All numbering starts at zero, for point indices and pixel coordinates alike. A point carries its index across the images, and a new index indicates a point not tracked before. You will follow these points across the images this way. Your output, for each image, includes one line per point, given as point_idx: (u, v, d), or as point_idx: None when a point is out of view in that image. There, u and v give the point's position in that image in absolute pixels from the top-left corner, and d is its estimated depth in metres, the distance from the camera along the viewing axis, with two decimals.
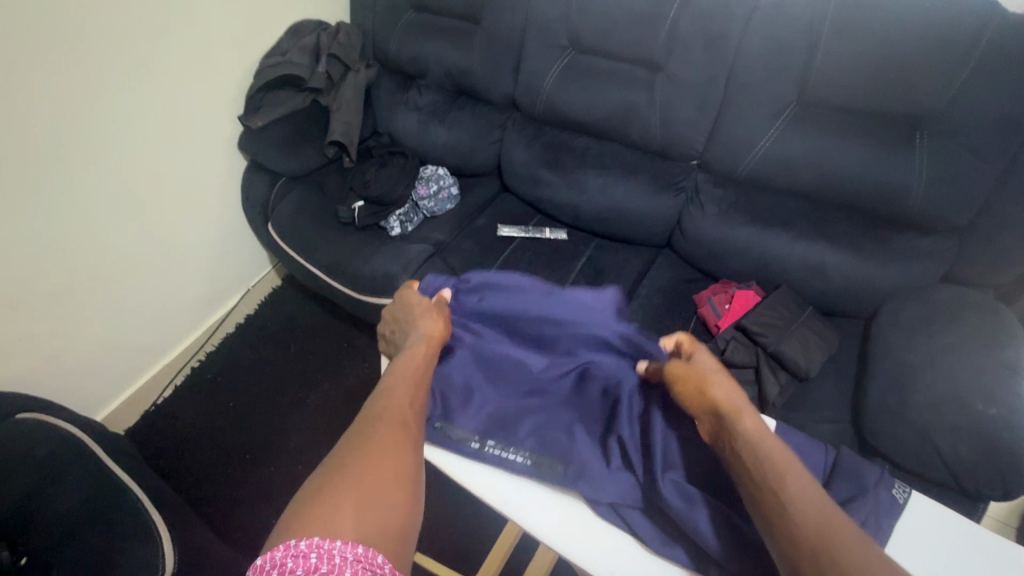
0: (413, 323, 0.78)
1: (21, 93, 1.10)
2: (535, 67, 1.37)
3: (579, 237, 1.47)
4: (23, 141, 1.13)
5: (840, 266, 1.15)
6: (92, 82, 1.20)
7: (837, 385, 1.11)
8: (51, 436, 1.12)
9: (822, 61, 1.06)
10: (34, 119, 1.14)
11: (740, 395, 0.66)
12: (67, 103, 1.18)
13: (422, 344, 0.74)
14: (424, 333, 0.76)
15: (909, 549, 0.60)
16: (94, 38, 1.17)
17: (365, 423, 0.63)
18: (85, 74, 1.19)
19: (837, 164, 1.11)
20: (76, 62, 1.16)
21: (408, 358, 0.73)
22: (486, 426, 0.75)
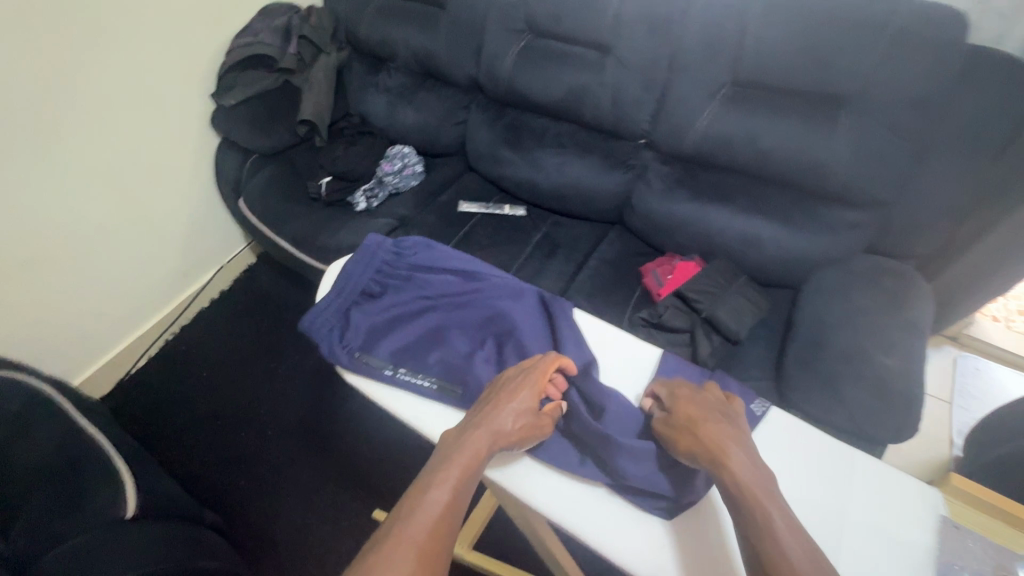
0: (492, 411, 0.68)
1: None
2: (496, 50, 1.44)
3: (537, 214, 1.54)
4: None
5: (774, 238, 1.23)
6: (57, 57, 1.24)
7: (766, 347, 1.19)
8: (22, 395, 1.19)
9: (753, 43, 1.13)
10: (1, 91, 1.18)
11: (727, 433, 0.63)
12: (33, 77, 1.22)
13: (519, 414, 0.68)
14: (497, 427, 0.66)
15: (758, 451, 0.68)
16: (60, 12, 1.21)
17: (405, 522, 0.57)
18: (52, 49, 1.23)
19: (770, 142, 1.18)
20: (42, 37, 1.20)
21: (498, 420, 0.67)
22: (400, 354, 0.81)
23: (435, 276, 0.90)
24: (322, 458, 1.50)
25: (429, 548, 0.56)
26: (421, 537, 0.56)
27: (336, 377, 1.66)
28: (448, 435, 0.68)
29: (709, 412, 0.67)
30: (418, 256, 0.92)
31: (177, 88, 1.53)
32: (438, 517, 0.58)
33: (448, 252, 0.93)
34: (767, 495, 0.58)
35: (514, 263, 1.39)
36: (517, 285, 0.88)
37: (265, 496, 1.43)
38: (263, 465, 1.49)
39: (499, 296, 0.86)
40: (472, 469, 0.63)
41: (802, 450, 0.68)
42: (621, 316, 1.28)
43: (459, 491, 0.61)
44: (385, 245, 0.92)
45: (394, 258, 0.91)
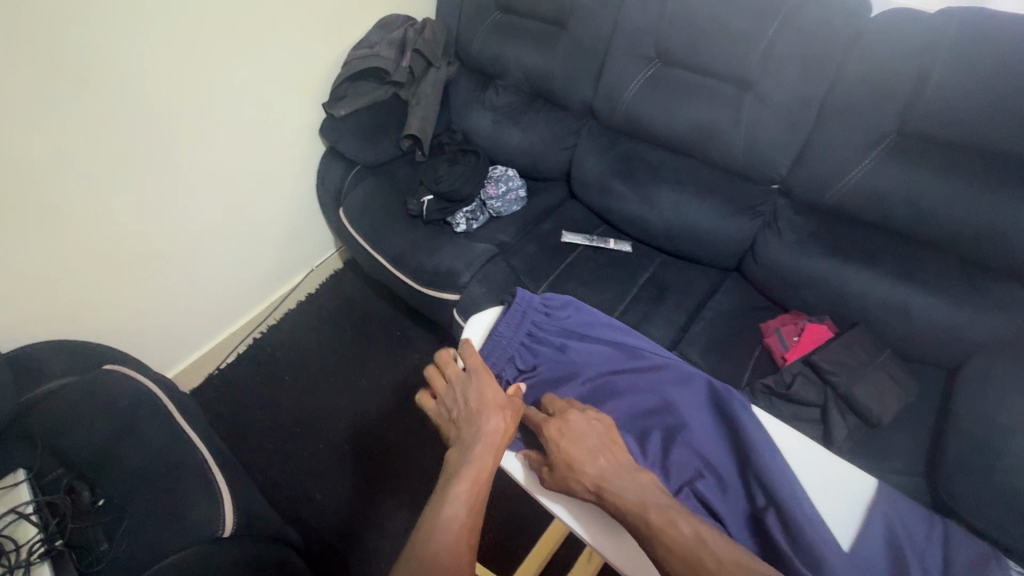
0: (475, 417, 0.75)
1: (123, 73, 1.17)
2: (618, 77, 1.36)
3: (643, 251, 1.45)
4: (123, 114, 1.20)
5: (927, 309, 1.08)
6: (186, 61, 1.26)
7: (912, 435, 1.04)
8: (132, 388, 1.21)
9: (934, 90, 0.98)
10: (135, 96, 1.20)
11: (602, 460, 0.68)
12: (163, 80, 1.24)
13: (500, 413, 0.74)
14: (488, 435, 0.72)
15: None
16: (192, 18, 1.23)
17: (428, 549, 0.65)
18: (182, 53, 1.25)
19: (933, 205, 1.04)
20: (173, 41, 1.22)
21: (486, 427, 0.73)
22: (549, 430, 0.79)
23: (591, 346, 0.86)
24: (397, 482, 1.47)
25: (452, 561, 0.64)
26: (446, 556, 0.65)
27: (416, 397, 1.63)
28: (451, 453, 0.74)
29: (584, 444, 0.70)
30: (569, 321, 0.89)
31: (293, 95, 1.55)
32: (457, 535, 0.66)
33: (602, 322, 0.89)
34: (656, 510, 0.63)
35: (619, 305, 1.31)
36: (684, 370, 0.81)
37: (340, 512, 1.43)
38: (340, 480, 1.48)
39: (665, 379, 0.80)
40: (481, 480, 0.69)
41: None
42: (739, 377, 1.17)
43: (472, 505, 0.68)
44: (535, 305, 0.90)
45: (544, 322, 0.89)
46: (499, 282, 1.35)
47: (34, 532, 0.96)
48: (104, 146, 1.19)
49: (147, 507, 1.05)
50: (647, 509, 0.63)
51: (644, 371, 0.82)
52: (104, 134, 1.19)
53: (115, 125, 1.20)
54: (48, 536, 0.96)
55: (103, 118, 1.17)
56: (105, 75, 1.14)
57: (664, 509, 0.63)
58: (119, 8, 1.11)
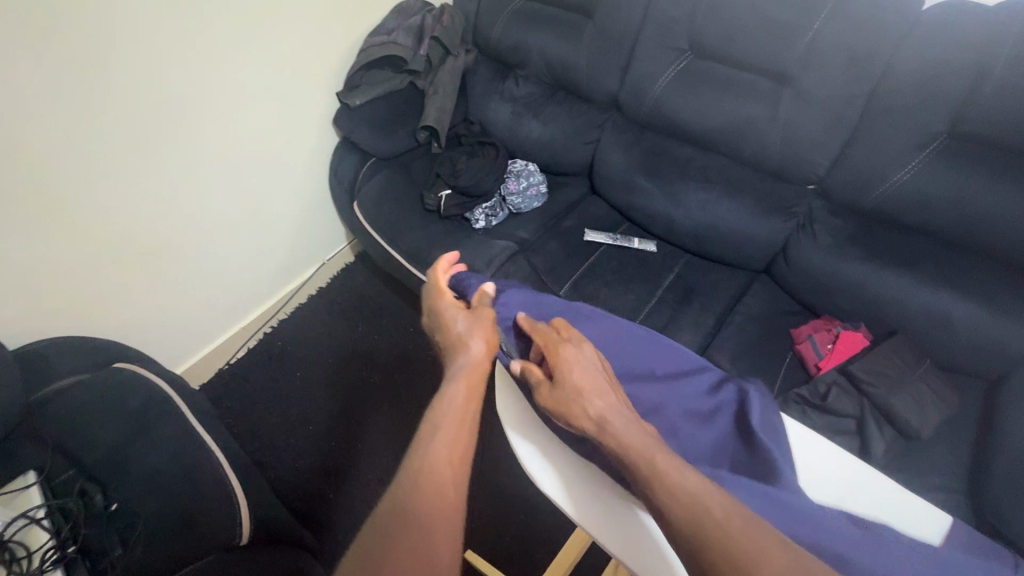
0: (459, 344, 0.77)
1: (128, 63, 1.11)
2: (647, 69, 1.30)
3: (668, 250, 1.40)
4: (129, 105, 1.15)
5: (971, 320, 1.03)
6: (194, 50, 1.21)
7: (952, 450, 1.01)
8: (144, 389, 1.18)
9: (991, 91, 0.93)
10: (141, 82, 1.15)
11: (604, 397, 0.67)
12: (171, 70, 1.19)
13: (485, 343, 0.77)
14: (472, 359, 0.74)
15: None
16: (200, 5, 1.18)
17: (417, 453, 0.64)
18: (190, 41, 1.19)
19: (982, 211, 0.99)
20: (181, 29, 1.17)
21: (471, 354, 0.75)
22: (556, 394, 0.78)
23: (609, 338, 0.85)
24: None
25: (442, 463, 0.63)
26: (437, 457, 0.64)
27: (430, 396, 1.60)
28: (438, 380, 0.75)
29: (589, 379, 0.69)
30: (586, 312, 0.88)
31: (306, 84, 1.49)
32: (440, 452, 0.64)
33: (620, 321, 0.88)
34: (651, 451, 0.60)
35: (644, 307, 1.27)
36: (702, 378, 0.80)
37: (354, 513, 1.40)
38: (354, 479, 1.46)
39: (680, 373, 0.81)
40: (465, 394, 0.70)
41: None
42: (770, 386, 1.13)
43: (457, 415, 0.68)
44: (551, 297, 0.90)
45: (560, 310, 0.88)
46: (520, 281, 1.31)
47: (46, 538, 0.93)
48: (111, 139, 1.15)
49: (160, 513, 1.01)
50: (648, 453, 0.60)
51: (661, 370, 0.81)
52: (110, 127, 1.14)
53: (121, 117, 1.15)
54: (60, 543, 0.93)
55: (108, 110, 1.12)
56: (110, 65, 1.09)
57: (669, 457, 0.59)
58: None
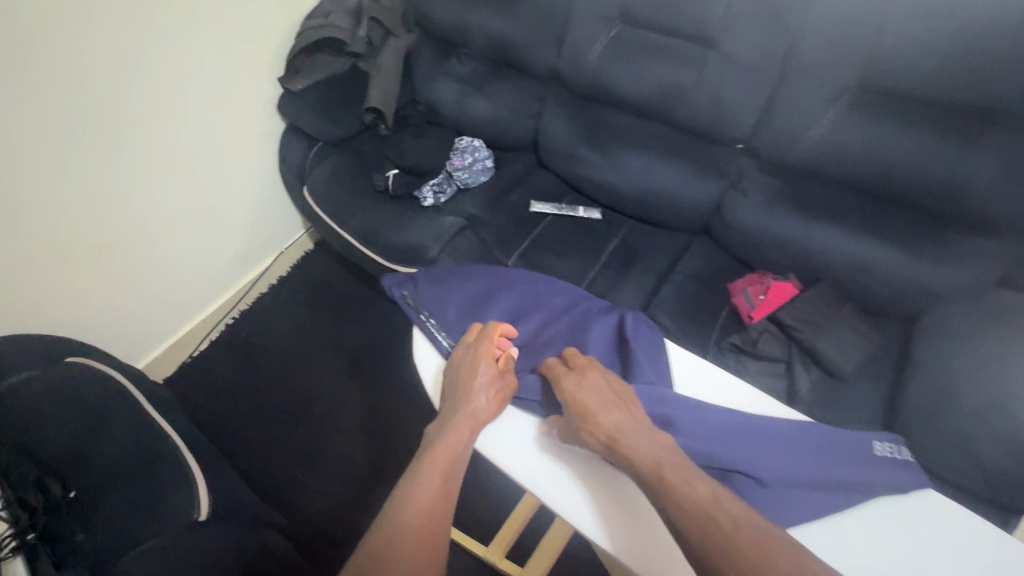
0: (466, 392, 0.78)
1: (55, 56, 1.10)
2: (581, 40, 1.32)
3: (613, 218, 1.44)
4: (61, 101, 1.14)
5: (890, 264, 1.09)
6: (124, 42, 1.20)
7: (874, 386, 1.07)
8: (99, 382, 1.19)
9: (892, 44, 0.99)
10: (74, 76, 1.14)
11: (626, 422, 0.69)
12: (102, 63, 1.18)
13: (489, 395, 0.77)
14: (469, 412, 0.75)
15: (884, 514, 0.68)
16: None
17: (401, 515, 0.68)
18: (120, 32, 1.18)
19: (896, 159, 1.04)
20: (109, 21, 1.15)
21: (470, 408, 0.76)
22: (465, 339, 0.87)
23: (511, 292, 0.95)
24: (379, 461, 1.48)
25: (422, 530, 0.67)
26: (417, 521, 0.67)
27: (394, 375, 1.62)
28: (432, 427, 0.77)
29: (603, 402, 0.72)
30: (492, 271, 0.99)
31: (247, 71, 1.48)
32: (430, 499, 0.70)
33: (520, 274, 0.98)
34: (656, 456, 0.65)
35: (589, 273, 1.31)
36: (593, 310, 0.91)
37: (323, 493, 1.43)
38: (323, 459, 1.48)
39: (588, 312, 0.92)
40: (456, 459, 0.73)
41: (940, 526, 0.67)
42: (707, 338, 1.18)
43: (446, 479, 0.72)
44: (460, 265, 1.00)
45: (466, 272, 0.99)
46: (469, 255, 1.35)
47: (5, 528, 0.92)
48: (43, 135, 1.14)
49: (119, 498, 1.04)
50: (660, 467, 0.64)
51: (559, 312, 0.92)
52: (42, 122, 1.13)
53: (53, 112, 1.14)
54: (19, 531, 0.92)
55: (41, 105, 1.11)
56: (35, 59, 1.08)
57: (679, 466, 0.63)
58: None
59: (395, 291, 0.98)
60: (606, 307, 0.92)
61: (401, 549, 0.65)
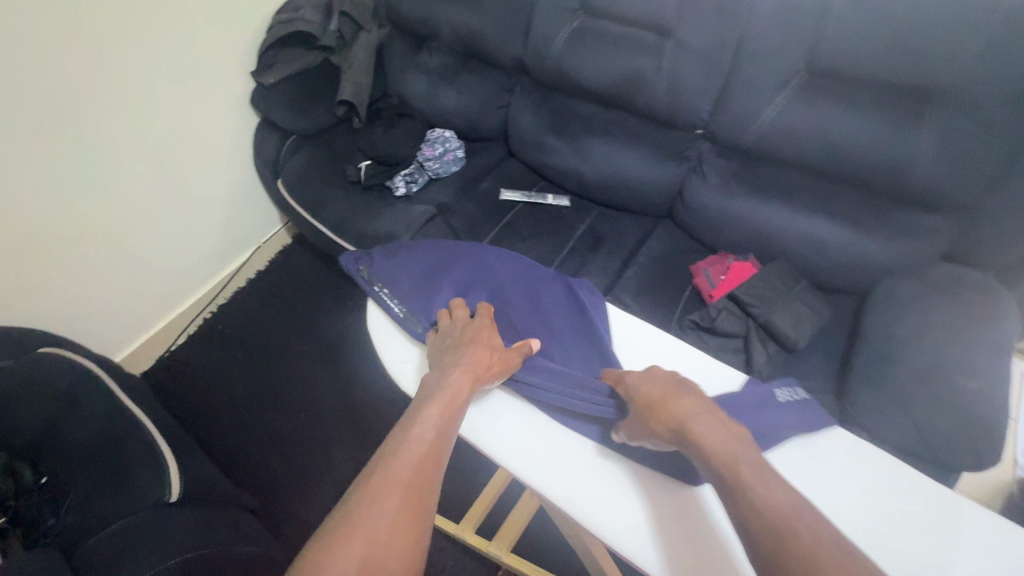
0: (467, 352, 0.76)
1: (23, 48, 1.11)
2: (545, 31, 1.36)
3: (581, 204, 1.48)
4: (30, 91, 1.15)
5: (840, 241, 1.14)
6: (93, 34, 1.21)
7: (826, 358, 1.12)
8: (69, 368, 1.19)
9: (835, 28, 1.02)
10: (45, 70, 1.16)
11: (704, 411, 0.64)
12: (71, 54, 1.18)
13: (489, 356, 0.76)
14: (469, 367, 0.73)
15: (804, 458, 0.69)
16: None
17: (395, 461, 0.61)
18: (89, 24, 1.19)
19: (843, 139, 1.08)
20: (78, 12, 1.16)
21: (469, 365, 0.74)
22: (423, 312, 0.89)
23: (467, 264, 0.97)
24: (357, 447, 1.50)
25: (415, 476, 0.60)
26: (411, 466, 0.61)
27: (371, 364, 1.65)
28: (427, 382, 0.74)
29: (677, 391, 0.67)
30: (449, 246, 1.01)
31: (218, 64, 1.50)
32: (423, 449, 0.63)
33: (476, 247, 1.01)
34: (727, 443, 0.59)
35: (556, 257, 1.34)
36: (546, 280, 0.95)
37: (300, 480, 1.45)
38: (300, 448, 1.50)
39: (540, 280, 0.95)
40: (454, 409, 0.69)
41: (846, 459, 0.68)
42: (669, 316, 1.22)
43: (444, 428, 0.66)
44: (418, 242, 1.03)
45: (423, 248, 1.01)
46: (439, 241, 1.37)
47: None
48: (12, 126, 1.14)
49: (89, 482, 1.05)
50: (734, 461, 0.57)
51: (513, 281, 0.94)
52: (10, 113, 1.13)
53: (22, 103, 1.14)
54: None
55: (11, 98, 1.12)
56: (5, 53, 1.09)
57: (756, 465, 0.56)
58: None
59: (354, 269, 0.99)
60: (555, 275, 0.97)
61: (388, 496, 0.57)
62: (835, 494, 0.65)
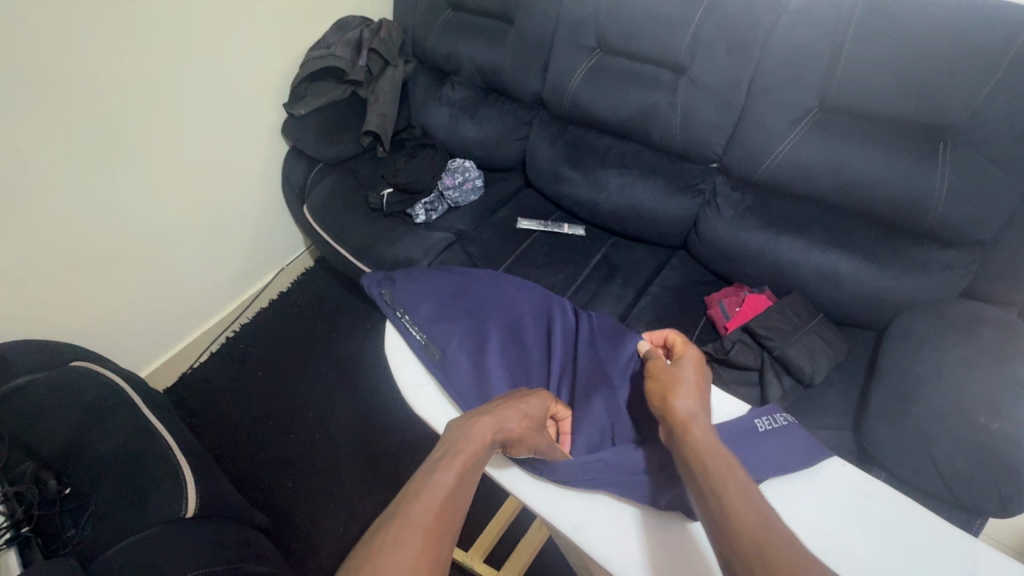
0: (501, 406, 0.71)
1: (74, 79, 1.20)
2: (563, 68, 1.41)
3: (597, 234, 1.50)
4: (77, 119, 1.24)
5: (855, 274, 1.14)
6: (138, 67, 1.30)
7: (843, 393, 1.10)
8: (97, 384, 1.24)
9: (845, 68, 1.05)
10: (92, 99, 1.25)
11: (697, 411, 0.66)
12: (117, 86, 1.28)
13: (522, 418, 0.70)
14: (498, 424, 0.67)
15: (806, 493, 0.68)
16: (143, 28, 1.28)
17: (414, 510, 0.56)
18: (135, 59, 1.29)
19: (855, 173, 1.10)
20: (126, 48, 1.27)
21: (500, 419, 0.68)
22: (440, 340, 0.90)
23: (485, 294, 1.00)
24: (368, 470, 1.50)
25: (433, 529, 0.55)
26: (427, 518, 0.56)
27: (386, 387, 1.67)
28: (453, 426, 0.68)
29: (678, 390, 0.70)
30: (469, 274, 1.04)
31: (253, 96, 1.59)
32: (442, 498, 0.58)
33: (494, 277, 1.03)
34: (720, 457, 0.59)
35: (570, 285, 1.36)
36: (562, 311, 0.97)
37: (310, 500, 1.46)
38: (312, 468, 1.51)
39: (556, 312, 0.97)
40: (476, 462, 0.63)
41: (841, 494, 0.67)
42: None
43: (463, 479, 0.61)
44: (437, 270, 1.05)
45: (442, 275, 1.04)
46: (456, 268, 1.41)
47: (3, 521, 1.00)
48: (59, 150, 1.23)
49: (110, 494, 1.08)
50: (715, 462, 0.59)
51: (530, 313, 0.97)
52: (59, 138, 1.22)
53: (69, 129, 1.23)
54: (15, 523, 0.99)
55: (59, 124, 1.21)
56: (59, 84, 1.19)
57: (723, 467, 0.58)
58: (67, 17, 1.15)
59: (374, 292, 1.01)
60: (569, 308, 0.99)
61: (407, 552, 0.53)
62: (832, 531, 0.64)
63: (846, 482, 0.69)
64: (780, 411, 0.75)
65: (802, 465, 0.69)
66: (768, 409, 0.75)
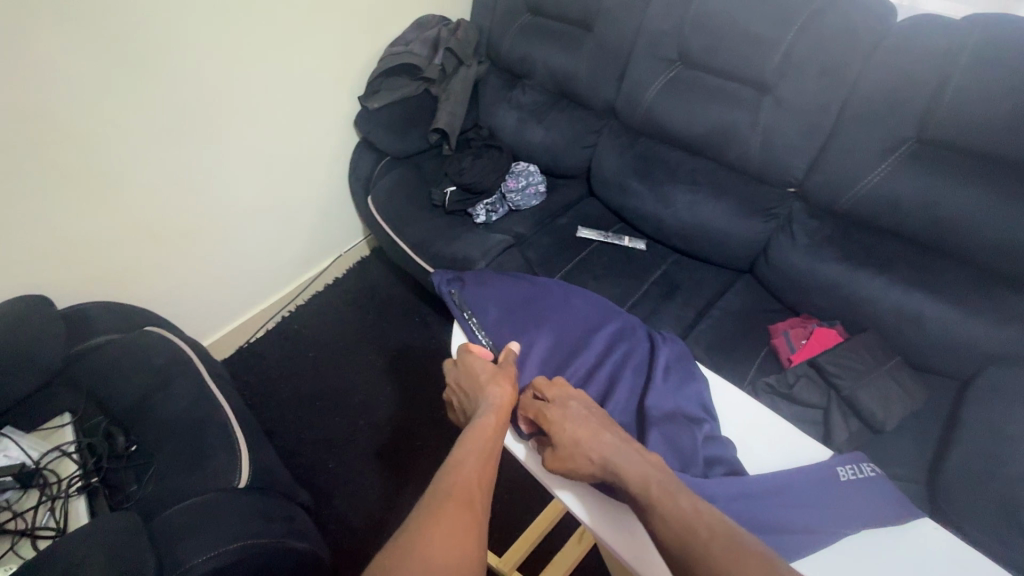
0: (483, 387, 0.79)
1: (173, 60, 1.28)
2: (640, 79, 1.39)
3: (658, 249, 1.47)
4: (172, 97, 1.31)
5: (940, 319, 1.06)
6: (230, 52, 1.37)
7: (917, 444, 1.03)
8: (166, 349, 1.30)
9: (950, 99, 0.99)
10: (186, 80, 1.32)
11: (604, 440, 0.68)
12: (210, 69, 1.35)
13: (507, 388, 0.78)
14: (494, 402, 0.76)
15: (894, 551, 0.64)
16: (239, 15, 1.35)
17: (445, 490, 0.63)
18: (228, 44, 1.36)
19: (951, 212, 1.02)
20: (222, 34, 1.33)
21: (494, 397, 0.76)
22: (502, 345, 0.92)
23: (551, 303, 0.99)
24: (406, 461, 1.52)
25: (464, 499, 0.62)
26: (462, 492, 0.63)
27: (430, 380, 1.69)
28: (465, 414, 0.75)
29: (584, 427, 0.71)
30: (537, 282, 1.04)
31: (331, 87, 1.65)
32: (470, 476, 0.65)
33: (562, 287, 1.03)
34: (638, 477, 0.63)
35: (628, 299, 1.33)
36: (632, 328, 0.94)
37: (349, 483, 1.49)
38: (353, 452, 1.55)
39: (625, 328, 0.94)
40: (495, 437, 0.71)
41: (933, 558, 0.63)
42: (743, 375, 1.17)
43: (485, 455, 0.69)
44: (506, 275, 1.07)
45: (510, 280, 1.05)
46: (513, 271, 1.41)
47: (74, 469, 1.09)
48: (153, 126, 1.31)
49: (170, 455, 1.13)
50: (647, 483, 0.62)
51: (596, 326, 0.94)
52: (154, 115, 1.30)
53: (164, 106, 1.31)
54: (85, 474, 1.08)
55: (156, 102, 1.29)
56: (160, 64, 1.26)
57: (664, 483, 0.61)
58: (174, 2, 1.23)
59: (444, 291, 1.05)
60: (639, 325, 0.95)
61: (450, 528, 0.58)
62: None
63: (939, 546, 0.64)
64: (865, 459, 0.72)
65: (891, 520, 0.65)
66: (853, 457, 0.72)
